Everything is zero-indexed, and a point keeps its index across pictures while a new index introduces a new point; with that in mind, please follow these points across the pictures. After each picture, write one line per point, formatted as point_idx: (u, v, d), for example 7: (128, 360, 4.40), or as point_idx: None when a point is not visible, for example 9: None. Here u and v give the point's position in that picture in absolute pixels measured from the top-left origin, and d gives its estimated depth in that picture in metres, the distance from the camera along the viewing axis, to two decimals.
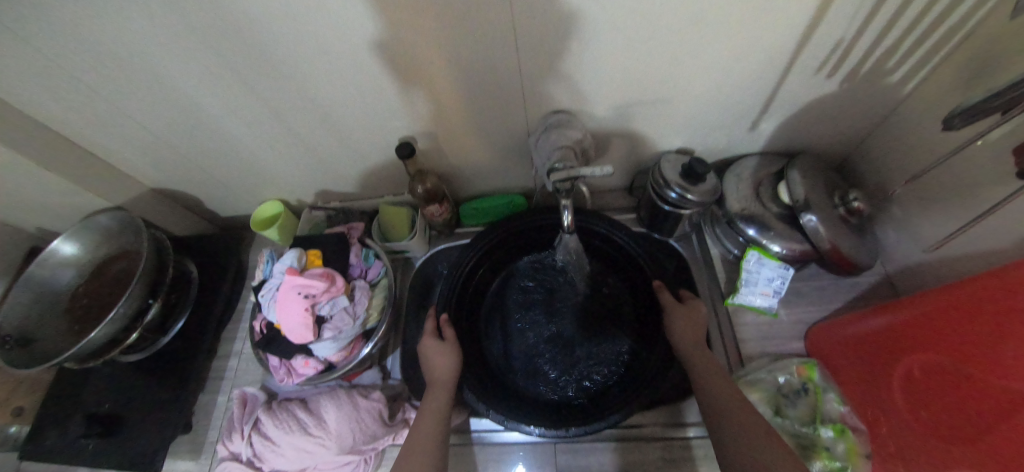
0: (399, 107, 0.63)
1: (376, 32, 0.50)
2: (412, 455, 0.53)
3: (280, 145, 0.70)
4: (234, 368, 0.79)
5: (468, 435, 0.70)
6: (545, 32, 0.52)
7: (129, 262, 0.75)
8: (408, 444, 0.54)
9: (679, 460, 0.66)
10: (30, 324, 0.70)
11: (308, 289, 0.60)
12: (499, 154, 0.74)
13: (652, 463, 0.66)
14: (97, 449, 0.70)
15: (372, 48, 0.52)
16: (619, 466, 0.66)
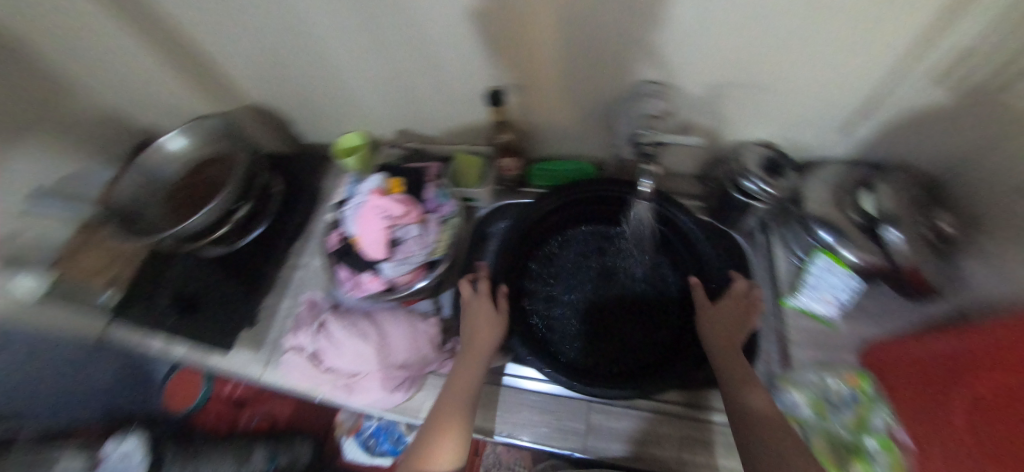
0: (497, 55, 0.65)
1: None
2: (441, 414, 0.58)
3: (377, 76, 0.74)
4: (299, 279, 0.84)
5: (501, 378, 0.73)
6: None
7: (225, 166, 0.82)
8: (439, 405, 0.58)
9: (700, 441, 0.66)
10: (137, 205, 0.78)
11: (390, 211, 0.65)
12: (579, 118, 0.75)
13: (672, 440, 0.66)
14: (175, 324, 0.77)
15: None
16: (640, 434, 0.67)
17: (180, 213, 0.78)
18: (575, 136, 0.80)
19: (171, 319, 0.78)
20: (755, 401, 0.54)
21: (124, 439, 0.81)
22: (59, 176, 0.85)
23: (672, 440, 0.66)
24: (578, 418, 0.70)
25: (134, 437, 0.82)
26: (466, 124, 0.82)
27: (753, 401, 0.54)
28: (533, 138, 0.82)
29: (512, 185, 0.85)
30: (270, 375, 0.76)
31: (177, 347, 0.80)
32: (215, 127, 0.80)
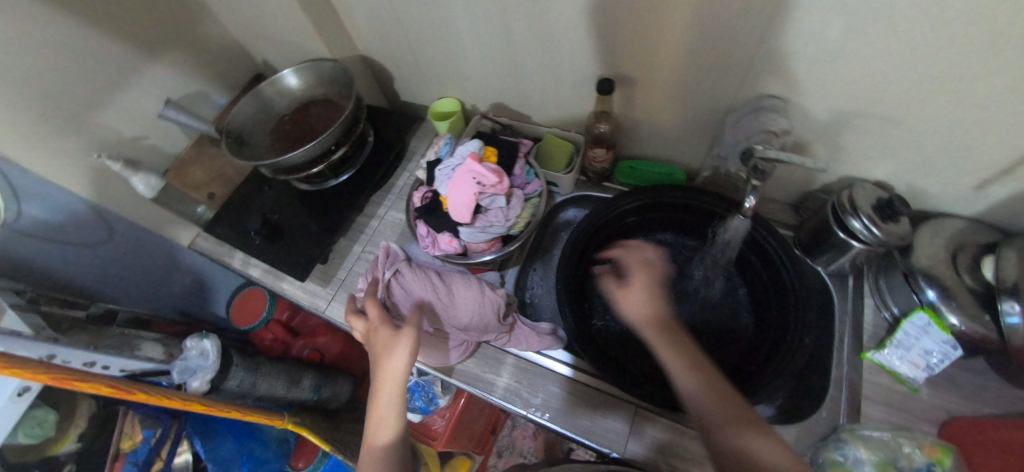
0: (618, 43, 0.64)
1: None
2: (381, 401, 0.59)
3: (490, 47, 0.75)
4: (374, 227, 0.88)
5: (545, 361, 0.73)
6: (813, 6, 0.49)
7: (328, 108, 0.86)
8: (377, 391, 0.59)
9: None
10: (246, 131, 0.85)
11: (482, 178, 0.65)
12: (683, 122, 0.73)
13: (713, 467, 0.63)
14: (260, 246, 0.83)
15: None
16: (679, 452, 0.64)
17: (283, 145, 0.84)
18: (673, 140, 0.78)
19: (257, 240, 0.83)
20: (750, 442, 0.48)
21: (204, 338, 0.73)
22: (186, 88, 0.90)
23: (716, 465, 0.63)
24: (623, 421, 0.68)
25: (211, 337, 0.73)
26: (563, 108, 0.82)
27: (720, 423, 0.51)
28: (627, 134, 0.81)
29: (596, 178, 0.84)
30: (334, 310, 0.80)
31: (254, 267, 0.86)
32: (327, 71, 0.84)
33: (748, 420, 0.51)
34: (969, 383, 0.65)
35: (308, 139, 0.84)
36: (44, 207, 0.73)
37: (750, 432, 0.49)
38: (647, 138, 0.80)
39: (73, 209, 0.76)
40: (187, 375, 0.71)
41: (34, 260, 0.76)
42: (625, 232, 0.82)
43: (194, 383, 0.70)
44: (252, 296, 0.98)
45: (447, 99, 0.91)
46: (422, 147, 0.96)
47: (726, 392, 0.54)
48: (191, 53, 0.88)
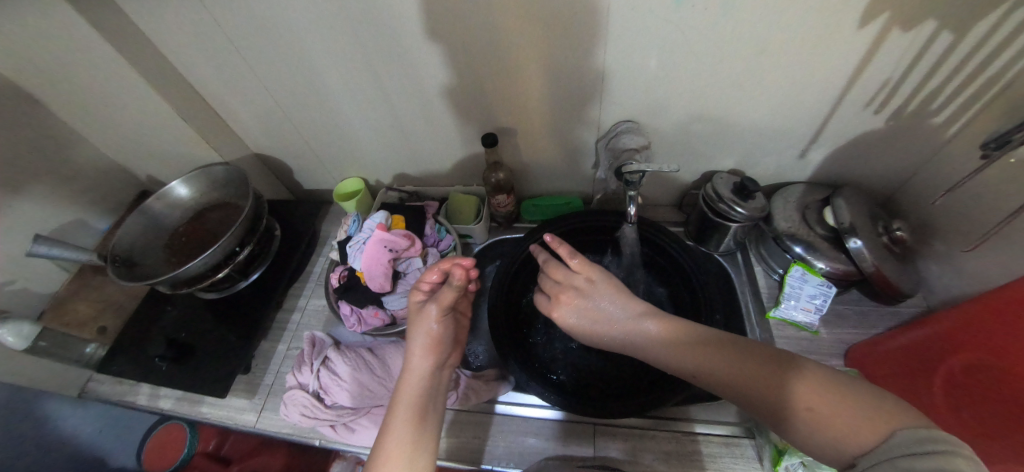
0: (489, 99, 0.73)
1: (482, 29, 0.61)
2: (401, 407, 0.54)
3: (378, 124, 0.80)
4: (297, 321, 0.84)
5: (499, 405, 0.73)
6: (625, 48, 0.62)
7: (226, 212, 0.84)
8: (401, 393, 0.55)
9: (692, 455, 0.66)
10: (136, 253, 0.80)
11: (393, 245, 0.66)
12: (567, 155, 0.82)
13: (672, 457, 0.66)
14: (169, 371, 0.75)
15: (475, 44, 0.64)
16: (644, 456, 0.67)
17: (179, 257, 0.80)
18: (563, 172, 0.86)
19: (165, 366, 0.76)
20: (807, 398, 0.42)
21: None
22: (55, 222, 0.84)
23: (680, 458, 0.66)
24: (587, 445, 0.68)
25: None
26: (461, 164, 0.88)
27: (759, 396, 0.45)
28: (524, 176, 0.88)
29: (505, 221, 0.89)
30: (266, 420, 0.73)
31: (163, 398, 0.78)
32: (219, 176, 0.84)
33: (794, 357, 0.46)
34: (852, 314, 0.76)
35: (207, 247, 0.80)
36: None
37: (795, 371, 0.45)
38: (541, 177, 0.88)
39: None
40: None
41: None
42: None
43: None
44: (174, 433, 0.89)
45: (350, 179, 0.94)
46: (335, 229, 0.96)
47: (739, 347, 0.49)
48: (62, 186, 0.84)
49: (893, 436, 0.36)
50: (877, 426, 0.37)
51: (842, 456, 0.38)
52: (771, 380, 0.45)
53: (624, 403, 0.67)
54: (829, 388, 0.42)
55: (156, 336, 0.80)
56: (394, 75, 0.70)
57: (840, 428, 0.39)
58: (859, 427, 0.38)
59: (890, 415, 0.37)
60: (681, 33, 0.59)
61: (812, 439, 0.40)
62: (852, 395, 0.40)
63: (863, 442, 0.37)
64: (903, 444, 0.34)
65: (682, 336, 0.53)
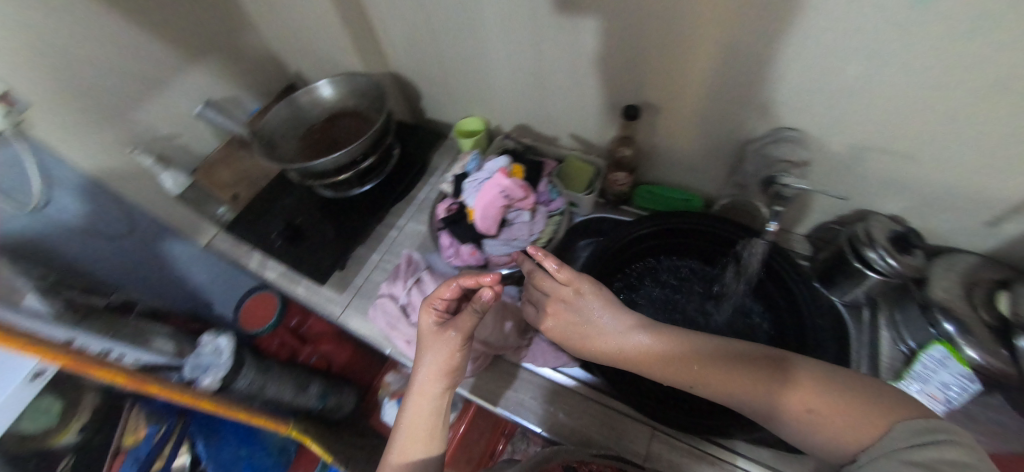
0: (643, 69, 0.68)
1: None
2: (414, 428, 0.53)
3: (519, 69, 0.78)
4: (393, 237, 0.88)
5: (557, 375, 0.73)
6: (827, 48, 0.53)
7: (358, 120, 0.88)
8: (412, 414, 0.53)
9: None
10: (277, 137, 0.87)
11: (509, 192, 0.65)
12: (705, 150, 0.75)
13: None
14: (280, 248, 0.84)
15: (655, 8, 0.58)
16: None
17: (311, 151, 0.86)
18: (694, 166, 0.79)
19: (278, 243, 0.85)
20: (798, 400, 0.45)
21: (220, 336, 0.75)
22: (220, 92, 0.94)
23: None
24: (639, 443, 0.66)
25: (227, 336, 0.75)
26: (586, 130, 0.84)
27: (759, 405, 0.48)
28: (648, 160, 0.83)
29: (616, 201, 0.85)
30: (348, 318, 0.80)
31: (269, 270, 0.87)
32: (361, 85, 0.88)
33: (775, 363, 0.48)
34: (988, 421, 0.64)
35: (337, 148, 0.86)
36: (72, 197, 0.74)
37: (779, 373, 0.47)
38: (666, 165, 0.82)
39: (98, 199, 0.77)
40: (200, 371, 0.72)
41: (62, 252, 0.76)
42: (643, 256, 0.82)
43: (205, 380, 0.70)
44: (264, 301, 0.99)
45: (472, 118, 0.94)
46: (444, 163, 0.97)
47: (729, 363, 0.50)
48: (230, 61, 0.92)
49: (894, 428, 0.39)
50: (878, 423, 0.40)
51: (844, 454, 0.42)
52: (766, 385, 0.47)
53: (689, 417, 0.65)
54: (817, 389, 0.45)
55: (275, 214, 0.89)
56: (554, 22, 0.67)
57: (838, 425, 0.42)
58: (858, 428, 0.41)
59: (886, 412, 0.41)
60: (906, 44, 0.49)
61: (819, 438, 0.44)
62: (841, 393, 0.44)
63: (865, 438, 0.41)
64: (900, 436, 0.39)
65: (675, 362, 0.53)
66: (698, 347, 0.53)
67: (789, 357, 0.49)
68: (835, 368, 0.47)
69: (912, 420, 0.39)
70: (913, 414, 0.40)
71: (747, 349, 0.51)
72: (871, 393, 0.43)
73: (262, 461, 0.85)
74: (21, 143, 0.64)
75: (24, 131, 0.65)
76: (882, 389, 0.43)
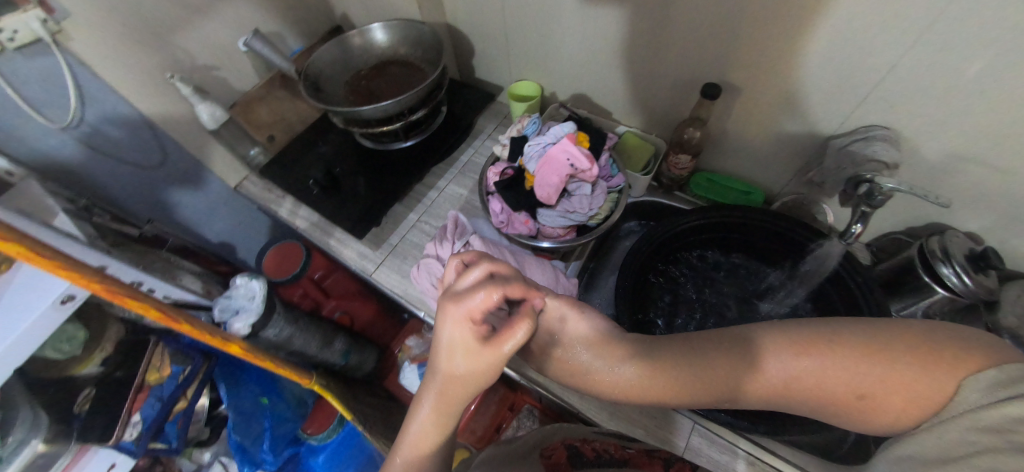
0: (729, 49, 0.62)
1: None
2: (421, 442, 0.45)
3: (592, 32, 0.72)
4: (433, 197, 0.83)
5: None
6: (950, 46, 0.48)
7: (410, 70, 0.84)
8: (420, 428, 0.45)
9: None
10: (323, 79, 0.82)
11: (576, 161, 0.61)
12: (779, 144, 0.70)
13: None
14: (317, 197, 0.80)
15: None
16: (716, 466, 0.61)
17: (356, 98, 0.82)
18: (761, 159, 0.74)
19: (315, 191, 0.81)
20: (781, 366, 0.41)
21: (253, 279, 0.70)
22: (264, 25, 0.88)
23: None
24: (677, 437, 0.64)
25: (260, 279, 0.71)
26: (650, 107, 0.79)
27: (768, 393, 0.43)
28: (713, 147, 0.77)
29: (672, 185, 0.81)
30: (381, 275, 0.76)
31: (301, 219, 0.83)
32: (417, 34, 0.83)
33: (763, 355, 0.43)
34: None
35: (384, 98, 0.81)
36: (106, 119, 0.70)
37: (790, 359, 0.41)
38: (732, 154, 0.76)
39: (133, 125, 0.73)
40: (230, 314, 0.69)
41: (92, 176, 0.73)
42: (693, 251, 0.79)
43: (236, 324, 0.67)
44: (290, 249, 0.94)
45: (527, 81, 0.88)
46: (489, 126, 0.92)
47: (734, 374, 0.43)
48: None
49: (964, 388, 0.35)
50: (943, 385, 0.36)
51: (904, 422, 0.38)
52: (748, 370, 0.43)
53: (736, 416, 0.62)
54: (842, 365, 0.39)
55: (313, 161, 0.85)
56: None
57: (874, 388, 0.38)
58: (923, 399, 0.37)
59: (945, 371, 0.36)
60: None
61: (884, 421, 0.39)
62: (882, 361, 0.38)
63: (926, 406, 0.37)
64: (969, 400, 0.35)
65: (685, 394, 0.46)
66: (688, 366, 0.45)
67: (769, 335, 0.43)
68: (850, 324, 0.41)
69: (986, 372, 0.35)
70: (979, 363, 0.36)
71: (736, 348, 0.44)
72: (917, 351, 0.37)
73: (282, 411, 0.82)
74: (56, 54, 0.60)
75: (60, 42, 0.61)
76: (921, 335, 0.39)
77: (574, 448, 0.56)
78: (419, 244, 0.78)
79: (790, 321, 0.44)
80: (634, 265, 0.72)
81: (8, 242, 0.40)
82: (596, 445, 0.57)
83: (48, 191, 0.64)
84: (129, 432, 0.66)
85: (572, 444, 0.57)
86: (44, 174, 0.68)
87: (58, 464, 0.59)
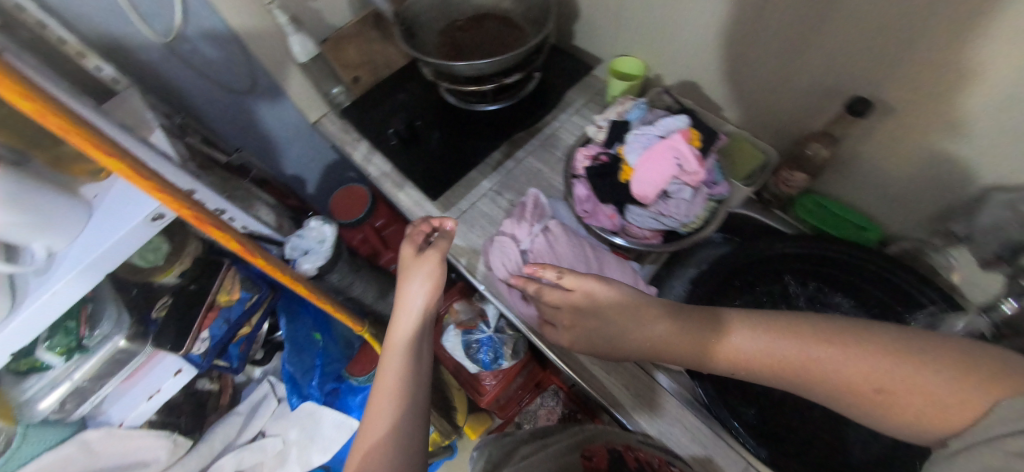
0: (891, 71, 0.52)
1: None
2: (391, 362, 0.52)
3: (725, 18, 0.63)
4: (509, 168, 0.78)
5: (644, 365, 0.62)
6: None
7: (509, 28, 0.78)
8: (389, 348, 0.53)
9: None
10: (418, 24, 0.77)
11: (684, 161, 0.55)
12: (918, 185, 0.59)
13: None
14: (395, 148, 0.79)
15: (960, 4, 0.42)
16: None
17: (449, 50, 0.77)
18: (890, 195, 0.63)
19: (394, 141, 0.80)
20: (737, 337, 0.43)
21: (325, 223, 0.70)
22: None
23: None
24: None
25: (332, 224, 0.70)
26: (769, 113, 0.69)
27: (786, 380, 0.41)
28: (837, 170, 0.66)
29: (773, 202, 0.73)
30: None
31: (373, 167, 0.80)
32: None
33: (759, 330, 0.42)
34: None
35: (476, 54, 0.75)
36: (205, 39, 0.69)
37: (810, 345, 0.39)
38: (853, 183, 0.66)
39: (228, 47, 0.72)
40: (299, 254, 0.69)
41: (187, 96, 0.74)
42: (792, 278, 0.67)
43: (305, 265, 0.67)
44: (356, 193, 0.94)
45: (632, 57, 0.79)
46: (580, 99, 0.84)
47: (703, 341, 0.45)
48: None
49: (994, 410, 0.30)
50: (974, 401, 0.32)
51: (932, 438, 0.34)
52: (767, 356, 0.41)
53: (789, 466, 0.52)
54: (853, 352, 0.37)
55: (393, 111, 0.83)
56: None
57: (889, 379, 0.35)
58: (933, 413, 0.33)
59: (974, 390, 0.32)
60: None
61: (908, 427, 0.35)
62: (906, 361, 0.35)
63: (956, 420, 0.32)
64: (1000, 421, 0.30)
65: (633, 350, 0.48)
66: (637, 328, 0.47)
67: (738, 317, 0.45)
68: (892, 331, 0.38)
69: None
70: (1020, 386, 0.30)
71: (761, 326, 0.43)
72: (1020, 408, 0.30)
73: (331, 351, 0.84)
74: None
75: None
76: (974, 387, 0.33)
77: (616, 453, 0.54)
78: (488, 215, 0.74)
79: (827, 317, 0.41)
80: (711, 282, 0.67)
81: (115, 158, 0.40)
82: (641, 456, 0.53)
83: (147, 102, 0.64)
84: (198, 346, 0.69)
85: (616, 450, 0.54)
86: (145, 85, 0.69)
87: (133, 361, 0.66)
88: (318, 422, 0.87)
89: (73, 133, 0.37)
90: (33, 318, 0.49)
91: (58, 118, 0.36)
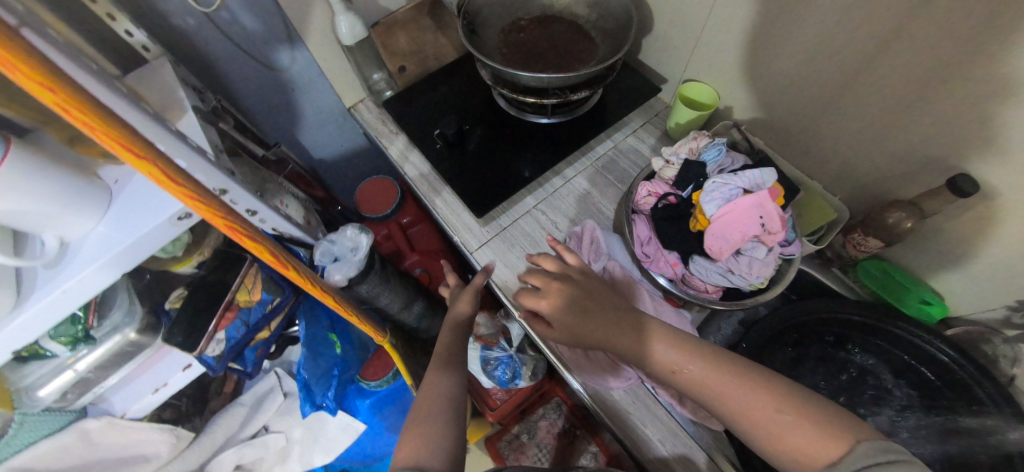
0: (1000, 156, 0.47)
1: None
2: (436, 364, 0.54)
3: (818, 66, 0.57)
4: (556, 187, 0.73)
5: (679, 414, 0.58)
6: None
7: (577, 37, 0.71)
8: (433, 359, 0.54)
9: None
10: (481, 19, 0.70)
11: (767, 222, 0.51)
12: (998, 272, 0.56)
13: None
14: (438, 152, 0.74)
15: None
16: None
17: (509, 53, 0.70)
18: (963, 275, 0.59)
19: (437, 144, 0.75)
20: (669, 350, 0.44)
21: (362, 232, 0.65)
22: None
23: None
24: None
25: (368, 233, 0.65)
26: (847, 170, 0.63)
27: (705, 398, 0.41)
28: (910, 241, 0.62)
29: (834, 261, 0.69)
30: (482, 256, 0.67)
31: (411, 168, 0.75)
32: None
33: (682, 345, 0.44)
34: None
35: (539, 61, 0.69)
36: (246, 10, 0.62)
37: (725, 372, 0.41)
38: (923, 256, 0.62)
39: (271, 21, 0.66)
40: (329, 260, 0.64)
41: (221, 69, 0.68)
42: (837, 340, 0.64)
43: (335, 275, 0.62)
44: (383, 186, 0.88)
45: (703, 85, 0.73)
46: (637, 121, 0.79)
47: (635, 340, 0.46)
48: None
49: (851, 449, 0.33)
50: (835, 442, 0.34)
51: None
52: (687, 366, 0.42)
53: None
54: (758, 384, 0.39)
55: (439, 110, 0.77)
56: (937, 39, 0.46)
57: (782, 414, 0.37)
58: (804, 446, 0.36)
59: (839, 431, 0.35)
60: None
61: (789, 462, 0.36)
62: (792, 402, 0.38)
63: (825, 453, 0.34)
64: (858, 456, 0.33)
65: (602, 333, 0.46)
66: (614, 316, 0.47)
67: (671, 332, 0.46)
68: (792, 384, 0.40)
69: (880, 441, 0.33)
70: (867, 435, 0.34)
71: (689, 344, 0.44)
72: None
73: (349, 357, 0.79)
74: None
75: None
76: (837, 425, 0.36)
77: None
78: (530, 235, 0.69)
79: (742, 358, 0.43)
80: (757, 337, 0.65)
81: (141, 158, 0.34)
82: None
83: (181, 76, 0.58)
84: (213, 347, 0.62)
85: None
86: (178, 53, 0.63)
87: (140, 354, 0.62)
88: (324, 423, 0.85)
89: (100, 127, 0.31)
90: (37, 317, 0.44)
91: (77, 111, 0.29)
